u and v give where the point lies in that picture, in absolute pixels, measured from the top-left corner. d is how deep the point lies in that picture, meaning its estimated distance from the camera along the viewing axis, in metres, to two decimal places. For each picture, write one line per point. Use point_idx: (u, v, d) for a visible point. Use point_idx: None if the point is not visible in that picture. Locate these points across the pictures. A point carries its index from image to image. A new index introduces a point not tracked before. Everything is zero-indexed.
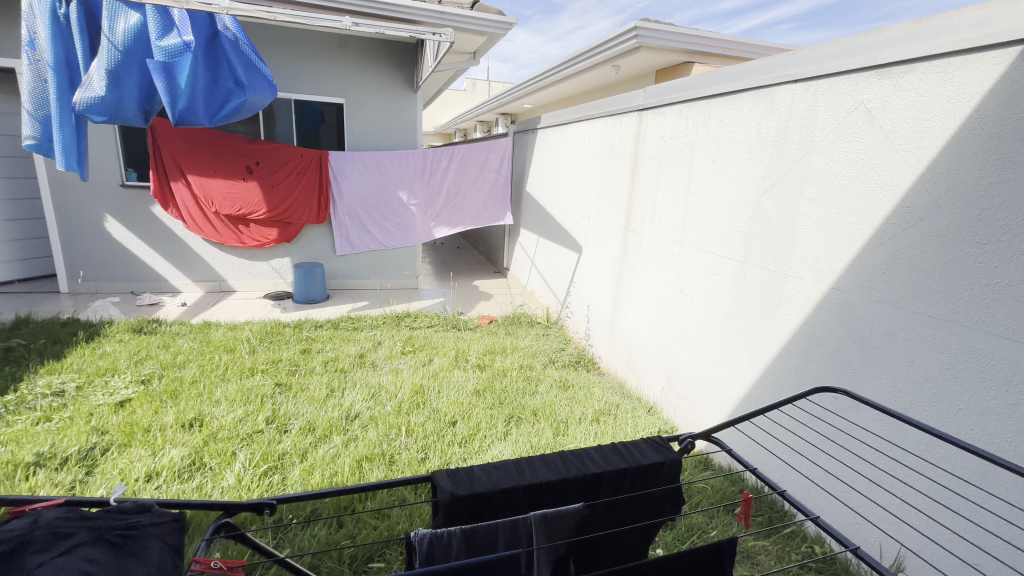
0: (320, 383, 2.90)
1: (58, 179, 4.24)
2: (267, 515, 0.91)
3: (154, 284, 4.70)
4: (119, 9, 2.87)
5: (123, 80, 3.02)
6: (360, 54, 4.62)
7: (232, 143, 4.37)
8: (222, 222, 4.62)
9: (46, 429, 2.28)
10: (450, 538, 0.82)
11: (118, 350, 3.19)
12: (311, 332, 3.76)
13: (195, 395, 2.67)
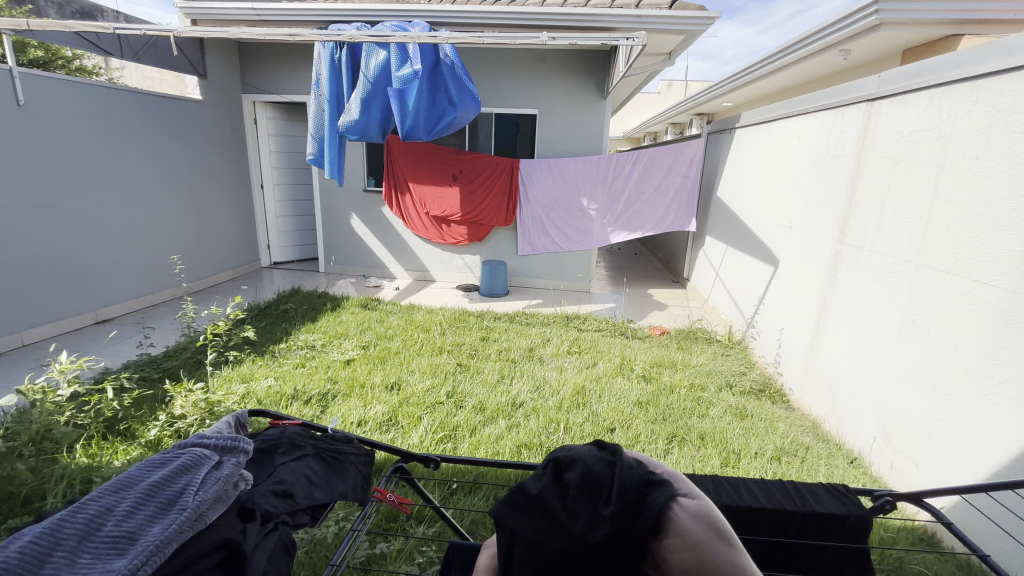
0: (493, 369, 3.19)
1: (325, 185, 5.54)
2: (432, 468, 1.11)
3: (378, 270, 5.76)
4: (372, 50, 3.61)
5: (371, 105, 3.78)
6: (556, 66, 4.87)
7: (443, 154, 5.07)
8: (430, 221, 5.39)
9: (302, 372, 3.02)
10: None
11: (350, 320, 4.03)
12: (491, 322, 4.15)
13: (397, 363, 3.21)
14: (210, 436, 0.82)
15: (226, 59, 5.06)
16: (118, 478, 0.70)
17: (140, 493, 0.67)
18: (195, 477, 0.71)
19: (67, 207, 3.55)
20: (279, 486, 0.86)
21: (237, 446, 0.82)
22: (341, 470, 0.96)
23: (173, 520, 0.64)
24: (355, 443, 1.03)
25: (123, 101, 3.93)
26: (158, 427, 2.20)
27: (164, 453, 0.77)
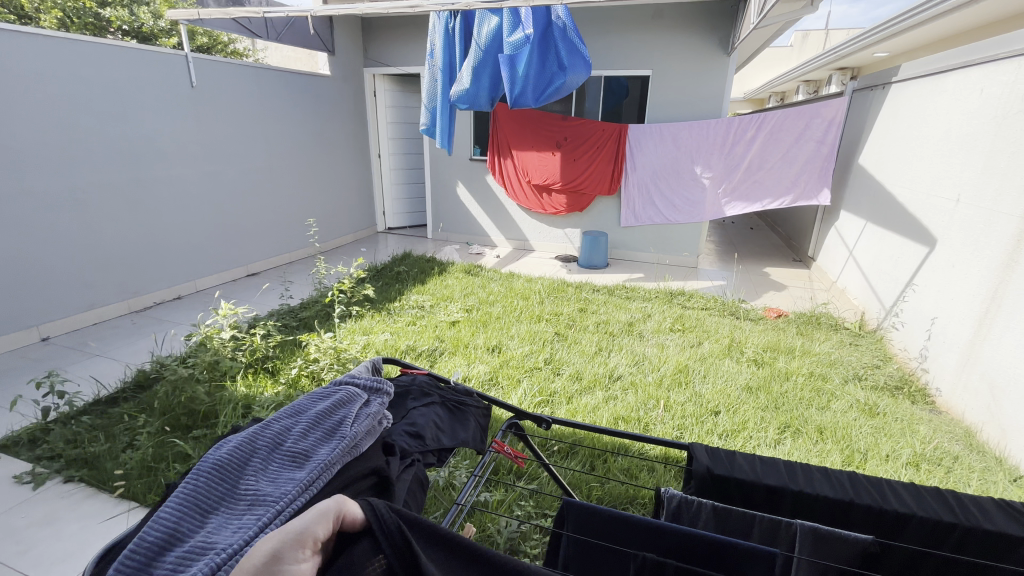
0: (590, 341, 3.18)
1: (435, 154, 5.78)
2: (543, 429, 1.11)
3: (481, 238, 5.94)
4: (485, 16, 3.62)
5: (482, 73, 3.81)
6: (674, 21, 4.50)
7: (549, 122, 5.01)
8: (532, 190, 5.39)
9: (413, 329, 3.27)
10: (699, 509, 0.85)
11: (455, 285, 4.24)
12: (590, 294, 4.11)
13: (498, 328, 3.33)
14: (360, 376, 0.94)
15: (351, 35, 5.42)
16: (292, 404, 0.82)
17: (309, 418, 0.78)
18: (350, 410, 0.81)
19: (228, 175, 4.13)
20: (416, 426, 0.95)
21: (378, 389, 0.92)
22: (463, 421, 1.03)
23: (337, 446, 0.74)
24: (476, 398, 1.11)
25: (268, 79, 4.41)
26: (299, 367, 2.54)
27: (325, 386, 0.89)
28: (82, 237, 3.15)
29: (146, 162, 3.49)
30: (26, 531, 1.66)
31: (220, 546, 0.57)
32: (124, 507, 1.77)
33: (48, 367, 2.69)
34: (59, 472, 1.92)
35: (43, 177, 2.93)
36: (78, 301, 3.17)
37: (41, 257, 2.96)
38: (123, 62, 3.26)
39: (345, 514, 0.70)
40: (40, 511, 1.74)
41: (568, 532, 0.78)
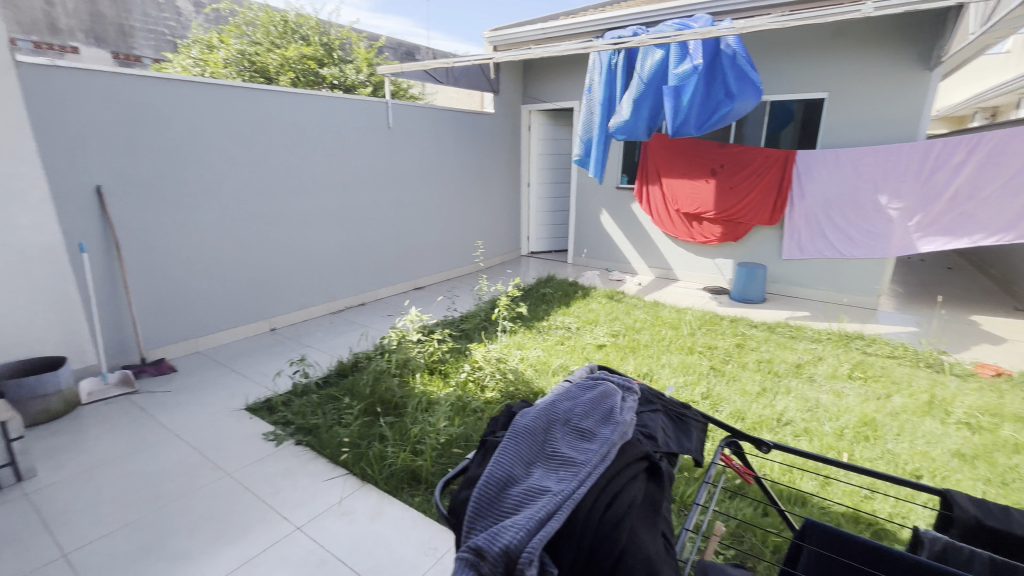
0: (752, 379, 2.97)
1: (582, 182, 5.97)
2: (763, 451, 1.15)
3: (622, 264, 5.93)
4: (649, 50, 3.70)
5: (642, 105, 3.90)
6: (859, 38, 4.11)
7: (704, 149, 4.89)
8: (680, 218, 5.25)
9: (563, 349, 3.37)
10: (971, 556, 0.86)
11: (600, 309, 4.29)
12: (747, 330, 3.84)
13: (648, 355, 3.29)
14: (609, 377, 1.05)
15: (514, 76, 5.95)
16: (564, 393, 0.96)
17: (585, 405, 0.90)
18: (614, 402, 0.92)
19: (408, 200, 4.77)
20: (649, 429, 0.95)
21: (629, 386, 1.02)
22: (686, 431, 1.03)
23: (616, 429, 0.83)
24: (698, 411, 1.09)
25: (445, 118, 5.04)
26: (467, 373, 2.81)
27: (584, 382, 1.01)
28: (305, 250, 3.92)
29: (353, 190, 4.22)
30: (274, 478, 2.10)
31: (550, 489, 0.73)
32: (339, 472, 2.13)
33: (277, 352, 3.37)
34: (291, 435, 2.39)
35: (287, 202, 3.73)
36: (297, 301, 3.93)
37: (278, 264, 3.75)
38: (344, 109, 4.02)
39: (633, 485, 0.76)
40: (281, 464, 2.19)
41: (813, 547, 0.93)
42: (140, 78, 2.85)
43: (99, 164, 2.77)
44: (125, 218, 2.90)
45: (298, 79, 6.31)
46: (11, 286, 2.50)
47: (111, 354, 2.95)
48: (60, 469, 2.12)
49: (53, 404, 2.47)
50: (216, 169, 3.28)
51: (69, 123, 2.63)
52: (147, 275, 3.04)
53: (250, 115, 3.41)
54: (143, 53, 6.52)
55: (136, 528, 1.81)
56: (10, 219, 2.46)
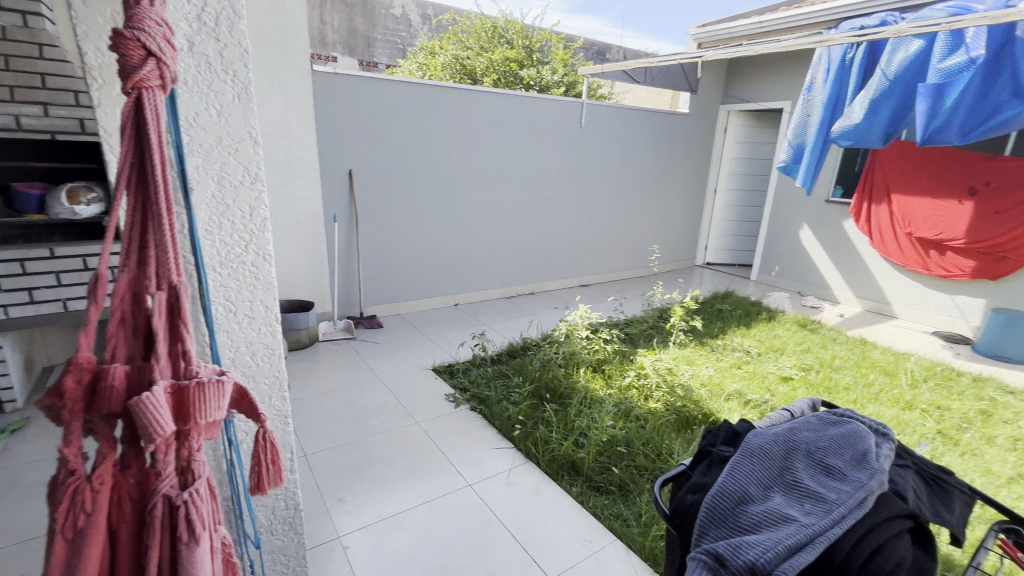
0: (1003, 459, 2.31)
1: (782, 192, 5.32)
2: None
3: (820, 290, 5.13)
4: (902, 41, 3.07)
5: (881, 106, 3.30)
6: None
7: (962, 161, 3.94)
8: (913, 244, 4.31)
9: (739, 373, 3.07)
10: None
11: (787, 337, 3.80)
12: (998, 395, 3.00)
13: (848, 399, 2.81)
14: (858, 416, 0.95)
15: (716, 74, 5.56)
16: (806, 422, 0.90)
17: (833, 440, 0.84)
18: (868, 445, 0.83)
19: (588, 199, 4.85)
20: (898, 486, 0.83)
21: (883, 431, 0.91)
22: (947, 501, 0.87)
23: (873, 476, 0.76)
24: (963, 482, 0.92)
25: (637, 118, 4.96)
26: (632, 378, 2.77)
27: (828, 415, 0.94)
28: (492, 237, 4.29)
29: (540, 186, 4.46)
30: (452, 435, 2.37)
31: (795, 517, 0.71)
32: (506, 444, 2.31)
33: (458, 325, 3.77)
34: (468, 401, 2.67)
35: (483, 193, 4.12)
36: (478, 282, 4.33)
37: (469, 247, 4.18)
38: (543, 109, 4.25)
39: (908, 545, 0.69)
40: (458, 425, 2.46)
41: None
42: (389, 82, 3.43)
43: (353, 152, 3.43)
44: (364, 197, 3.55)
45: (499, 79, 6.86)
46: (288, 242, 3.28)
47: (341, 305, 3.67)
48: (304, 388, 2.73)
49: (303, 337, 3.18)
50: (433, 160, 3.78)
51: (339, 119, 3.30)
52: (372, 245, 3.68)
53: (465, 114, 3.84)
54: (380, 61, 7.91)
55: (352, 448, 2.23)
56: (294, 192, 3.22)
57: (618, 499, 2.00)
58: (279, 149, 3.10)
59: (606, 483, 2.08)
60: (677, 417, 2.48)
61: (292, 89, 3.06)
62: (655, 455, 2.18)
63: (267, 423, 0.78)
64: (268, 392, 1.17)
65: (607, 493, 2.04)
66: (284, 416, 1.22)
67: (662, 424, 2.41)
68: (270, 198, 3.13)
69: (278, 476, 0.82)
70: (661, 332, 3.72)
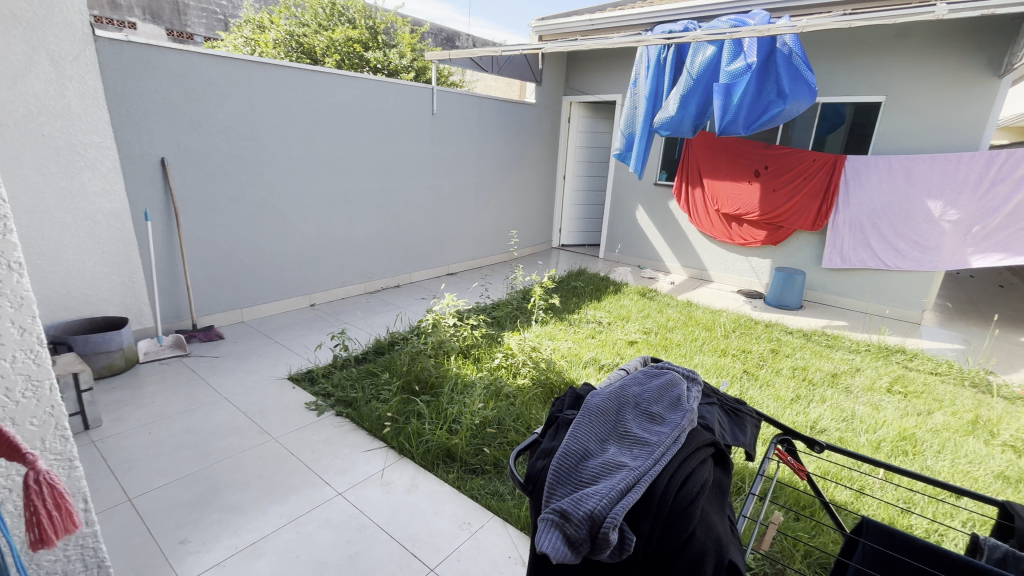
0: (786, 386, 2.93)
1: (620, 177, 5.92)
2: (815, 452, 1.20)
3: (655, 262, 5.87)
4: (700, 46, 3.63)
5: (689, 100, 3.83)
6: (926, 40, 3.92)
7: (749, 150, 4.80)
8: (720, 219, 5.16)
9: (594, 342, 3.37)
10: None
11: (631, 306, 4.29)
12: (782, 336, 3.78)
13: (680, 354, 3.27)
14: (676, 366, 1.10)
15: (557, 67, 5.91)
16: (634, 378, 1.02)
17: (653, 391, 0.96)
18: (681, 390, 0.98)
19: (446, 187, 4.83)
20: (706, 420, 1.00)
21: (693, 376, 1.08)
22: (742, 426, 1.07)
23: (684, 416, 0.89)
24: (752, 408, 1.14)
25: (488, 106, 5.06)
26: (500, 359, 2.86)
27: (652, 369, 1.07)
28: (346, 229, 4.03)
29: (395, 174, 4.30)
30: (316, 445, 2.20)
31: (625, 464, 0.81)
32: (377, 444, 2.23)
33: (317, 326, 3.49)
34: (332, 406, 2.49)
35: (333, 182, 3.84)
36: (336, 279, 4.06)
37: (321, 242, 3.87)
38: (391, 94, 4.09)
39: (709, 469, 0.84)
40: (323, 433, 2.29)
41: (869, 541, 0.99)
42: (205, 56, 2.96)
43: (164, 137, 2.90)
44: (184, 190, 3.05)
45: (343, 61, 6.40)
46: (82, 248, 2.67)
47: (166, 318, 3.13)
48: (122, 420, 2.28)
49: (116, 360, 2.64)
50: (269, 147, 3.40)
51: (139, 97, 2.76)
52: (201, 245, 3.19)
53: (303, 96, 3.51)
54: (195, 31, 6.82)
55: (193, 480, 1.94)
56: (84, 186, 2.63)
57: (493, 476, 2.06)
58: (54, 132, 2.48)
59: (481, 464, 2.12)
60: (543, 390, 2.64)
61: (66, 57, 2.46)
62: (524, 430, 2.29)
63: (34, 463, 0.81)
64: (36, 433, 1.00)
65: (482, 473, 2.09)
66: (67, 459, 1.06)
67: (529, 399, 2.54)
68: (48, 193, 2.50)
69: (68, 520, 0.84)
70: (524, 312, 3.90)
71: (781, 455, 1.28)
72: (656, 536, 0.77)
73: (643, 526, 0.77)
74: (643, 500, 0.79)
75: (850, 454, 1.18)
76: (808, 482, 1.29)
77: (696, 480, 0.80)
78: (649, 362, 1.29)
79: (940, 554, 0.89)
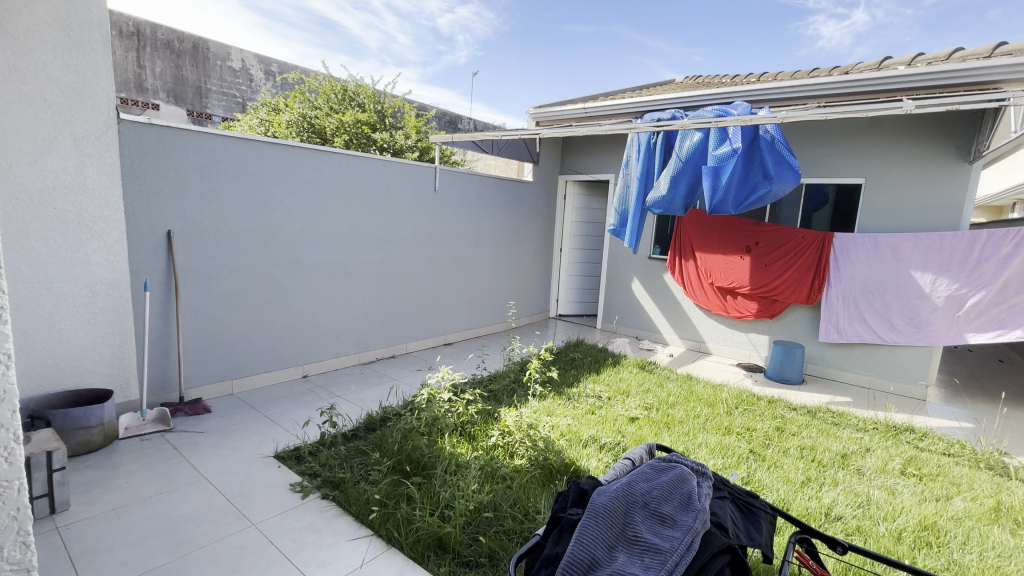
0: (796, 467, 2.80)
1: (615, 251, 6.06)
2: (838, 553, 1.11)
3: (653, 334, 5.84)
4: (688, 132, 3.89)
5: (679, 181, 4.02)
6: (897, 129, 4.21)
7: (739, 227, 4.97)
8: (715, 292, 5.22)
9: (594, 418, 3.26)
10: None
11: (630, 379, 4.21)
12: (786, 413, 3.68)
13: (683, 433, 3.15)
14: (684, 458, 1.06)
15: (553, 148, 6.27)
16: (641, 472, 0.98)
17: (662, 488, 0.91)
18: (691, 487, 0.92)
19: (445, 259, 4.91)
20: (719, 518, 0.94)
21: (702, 470, 1.03)
22: (757, 523, 1.01)
23: (696, 517, 0.84)
24: (766, 503, 1.07)
25: (487, 184, 5.29)
26: (496, 437, 2.75)
27: (659, 462, 1.02)
28: (345, 300, 4.04)
29: (396, 246, 4.40)
30: (298, 533, 2.05)
31: None
32: (364, 532, 2.07)
33: (308, 400, 3.39)
34: (317, 488, 2.35)
35: (334, 255, 3.91)
36: (330, 350, 4.00)
37: (318, 312, 3.87)
38: (396, 172, 4.28)
39: None
40: (306, 519, 2.14)
41: None
42: (220, 137, 3.13)
43: (172, 211, 2.99)
44: (186, 261, 3.08)
45: (351, 141, 6.78)
46: (76, 318, 2.65)
47: (153, 390, 3.04)
48: (91, 504, 2.13)
49: (93, 437, 2.52)
50: (274, 220, 3.50)
51: (153, 173, 2.87)
52: (197, 316, 3.17)
53: (311, 174, 3.67)
54: (214, 112, 7.28)
55: (159, 574, 1.77)
56: (87, 257, 2.66)
57: (488, 571, 1.89)
58: (66, 206, 2.56)
59: (475, 556, 1.96)
60: (542, 471, 2.51)
61: (87, 137, 2.59)
62: (521, 517, 2.14)
63: None
64: None
65: (477, 567, 1.93)
66: None
67: (527, 482, 2.41)
68: (50, 263, 2.53)
69: None
70: (521, 386, 3.82)
71: (799, 555, 1.19)
72: None
73: None
74: None
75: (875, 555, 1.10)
76: None
77: None
78: (655, 449, 1.24)
79: None
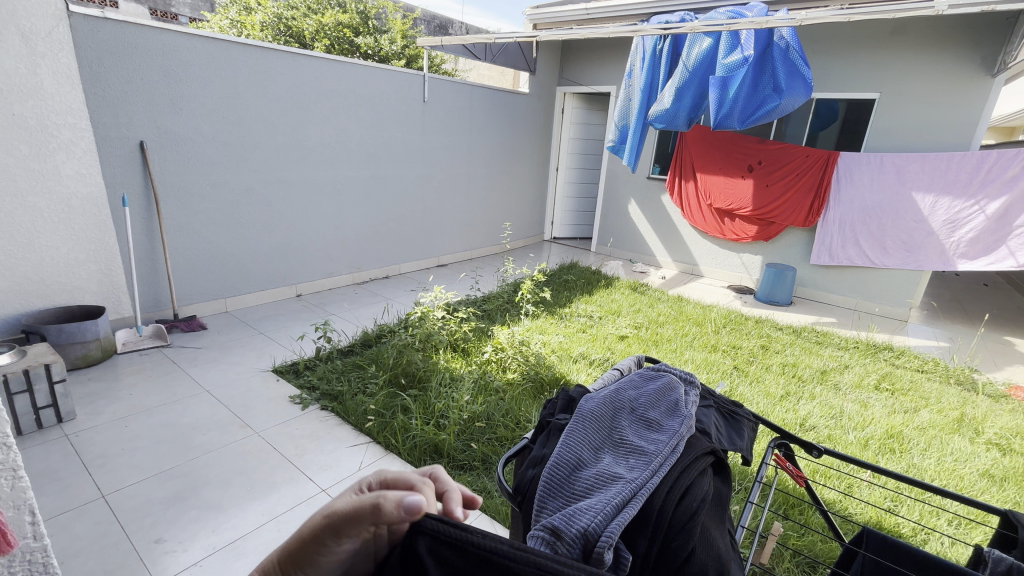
0: (776, 382, 2.93)
1: (613, 170, 5.87)
2: (813, 456, 1.16)
3: (646, 257, 5.83)
4: (697, 38, 3.60)
5: (684, 93, 3.78)
6: (923, 36, 3.90)
7: (743, 144, 4.78)
8: (712, 214, 5.13)
9: (585, 336, 3.34)
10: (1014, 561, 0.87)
11: (622, 300, 4.26)
12: (772, 332, 3.78)
13: (670, 349, 3.25)
14: (674, 369, 1.07)
15: (551, 56, 5.82)
16: (630, 381, 1.00)
17: (649, 396, 0.93)
18: (678, 395, 0.95)
19: (436, 177, 4.74)
20: (703, 425, 0.97)
21: (691, 379, 1.05)
22: (739, 429, 1.05)
23: (682, 423, 0.86)
24: (748, 411, 1.11)
25: (480, 95, 4.97)
26: (490, 352, 2.82)
27: (649, 371, 1.04)
28: (334, 219, 3.94)
29: (385, 162, 4.21)
30: (300, 440, 2.15)
31: (621, 475, 0.77)
32: (362, 439, 2.18)
33: (302, 318, 3.42)
34: (316, 400, 2.43)
35: (320, 170, 3.74)
36: (322, 270, 3.98)
37: (307, 231, 3.78)
38: (381, 80, 3.98)
39: (708, 481, 0.81)
40: (307, 427, 2.23)
41: (868, 552, 0.97)
42: (186, 35, 2.85)
43: (143, 119, 2.79)
44: (164, 175, 2.93)
45: (333, 46, 6.25)
46: (56, 234, 2.57)
47: (146, 307, 3.03)
48: (97, 414, 2.20)
49: (91, 351, 2.55)
50: (254, 131, 3.29)
51: (116, 76, 2.64)
52: (182, 233, 3.09)
53: (291, 79, 3.40)
54: (180, 12, 6.57)
55: (170, 476, 1.87)
56: (58, 168, 2.51)
57: (481, 473, 2.02)
58: (25, 112, 2.37)
59: (469, 460, 2.08)
60: (533, 384, 2.61)
61: (37, 32, 2.34)
62: (513, 427, 2.25)
63: None
64: None
65: (470, 469, 2.05)
66: None
67: (519, 394, 2.50)
68: (19, 175, 2.39)
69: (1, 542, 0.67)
70: (514, 305, 3.87)
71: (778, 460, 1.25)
72: (654, 556, 0.73)
73: (640, 545, 0.73)
74: (639, 516, 0.75)
75: (850, 459, 1.15)
76: (805, 488, 1.25)
77: (693, 494, 0.77)
78: (645, 360, 1.26)
79: (921, 557, 0.89)
